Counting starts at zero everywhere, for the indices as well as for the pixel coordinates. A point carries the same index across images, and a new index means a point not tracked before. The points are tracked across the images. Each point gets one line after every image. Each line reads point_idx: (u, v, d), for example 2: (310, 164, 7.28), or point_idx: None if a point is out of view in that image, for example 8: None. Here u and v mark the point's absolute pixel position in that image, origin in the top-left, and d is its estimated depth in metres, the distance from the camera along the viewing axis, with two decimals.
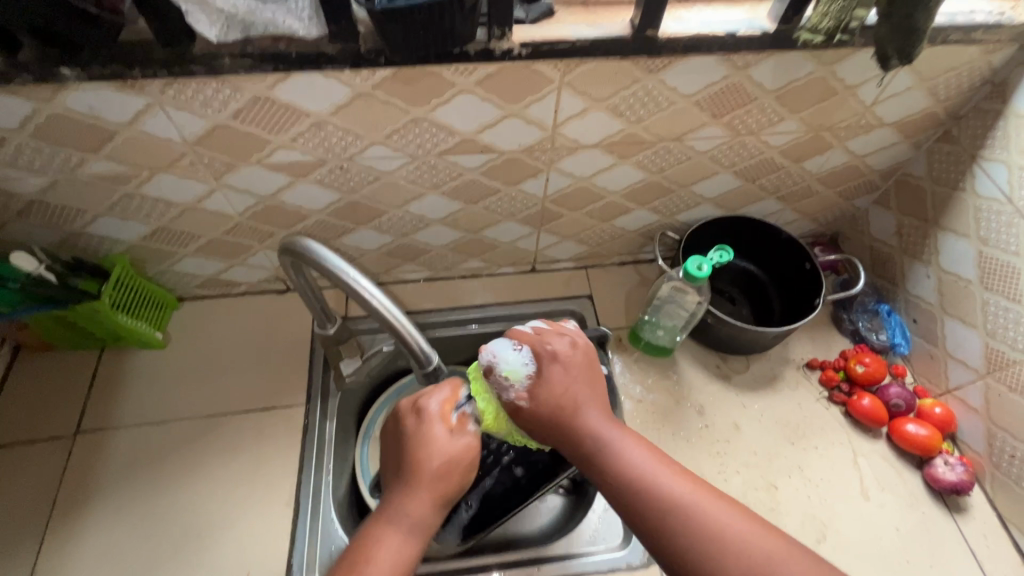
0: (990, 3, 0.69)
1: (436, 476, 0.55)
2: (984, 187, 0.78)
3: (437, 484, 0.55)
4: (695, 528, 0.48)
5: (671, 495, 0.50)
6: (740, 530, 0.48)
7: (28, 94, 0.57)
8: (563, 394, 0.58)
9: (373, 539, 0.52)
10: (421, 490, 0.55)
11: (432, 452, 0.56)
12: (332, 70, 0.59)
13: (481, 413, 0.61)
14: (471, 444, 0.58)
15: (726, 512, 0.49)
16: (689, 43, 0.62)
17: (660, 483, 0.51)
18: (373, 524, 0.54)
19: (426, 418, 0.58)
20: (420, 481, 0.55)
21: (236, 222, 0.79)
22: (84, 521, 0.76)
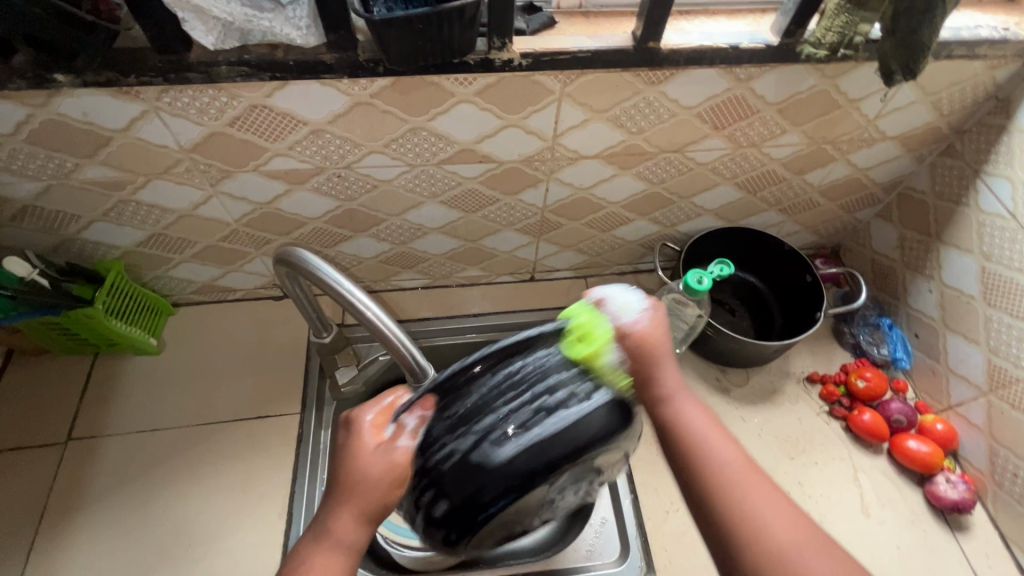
0: (994, 19, 0.68)
1: (361, 494, 0.47)
2: (987, 202, 0.77)
3: (369, 504, 0.47)
4: (743, 500, 0.45)
5: (717, 462, 0.48)
6: (777, 519, 0.45)
7: (23, 99, 0.57)
8: (649, 344, 0.50)
9: (295, 559, 0.47)
10: (347, 511, 0.47)
11: (361, 467, 0.47)
12: (330, 79, 0.58)
13: (585, 337, 0.48)
14: (403, 455, 0.47)
15: (778, 499, 0.46)
16: (690, 56, 0.62)
17: (709, 448, 0.48)
18: (300, 543, 0.48)
19: (359, 425, 0.50)
20: (341, 496, 0.47)
21: (232, 228, 0.78)
22: (72, 531, 0.74)
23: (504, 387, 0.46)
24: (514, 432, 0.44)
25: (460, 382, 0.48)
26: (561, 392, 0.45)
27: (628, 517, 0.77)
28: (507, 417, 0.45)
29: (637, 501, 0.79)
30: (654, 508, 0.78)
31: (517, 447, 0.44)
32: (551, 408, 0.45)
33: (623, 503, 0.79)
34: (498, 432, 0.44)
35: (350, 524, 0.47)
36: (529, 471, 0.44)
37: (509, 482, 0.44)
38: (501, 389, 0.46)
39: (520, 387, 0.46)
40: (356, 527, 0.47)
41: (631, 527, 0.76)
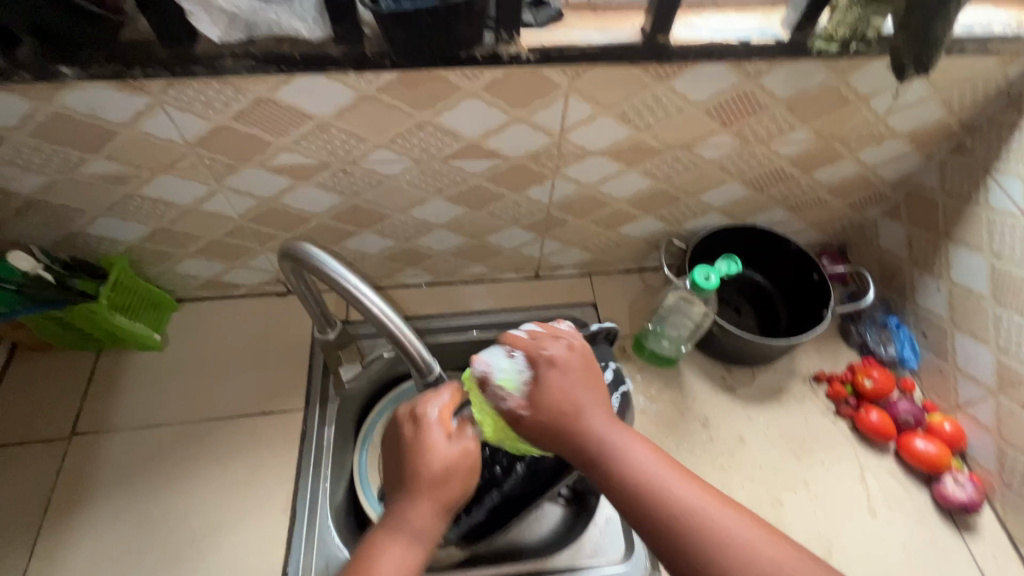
0: (1007, 14, 0.68)
1: (442, 481, 0.53)
2: (998, 200, 0.76)
3: (449, 493, 0.53)
4: (708, 532, 0.46)
5: (673, 498, 0.48)
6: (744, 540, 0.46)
7: (27, 92, 0.56)
8: (558, 402, 0.55)
9: (375, 548, 0.50)
10: (429, 501, 0.52)
11: (438, 457, 0.54)
12: (336, 73, 0.58)
13: (484, 424, 0.60)
14: (477, 448, 0.56)
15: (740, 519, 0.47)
16: (699, 51, 0.61)
17: (664, 486, 0.49)
18: (376, 533, 0.52)
19: (426, 422, 0.56)
20: (422, 487, 0.53)
21: (237, 224, 0.78)
22: (76, 526, 0.74)
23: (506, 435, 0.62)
24: None
25: None
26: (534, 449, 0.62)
27: None
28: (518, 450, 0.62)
29: None
30: None
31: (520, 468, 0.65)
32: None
33: None
34: None
35: (431, 512, 0.52)
36: None
37: None
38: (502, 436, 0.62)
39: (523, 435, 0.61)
40: (433, 515, 0.52)
41: None
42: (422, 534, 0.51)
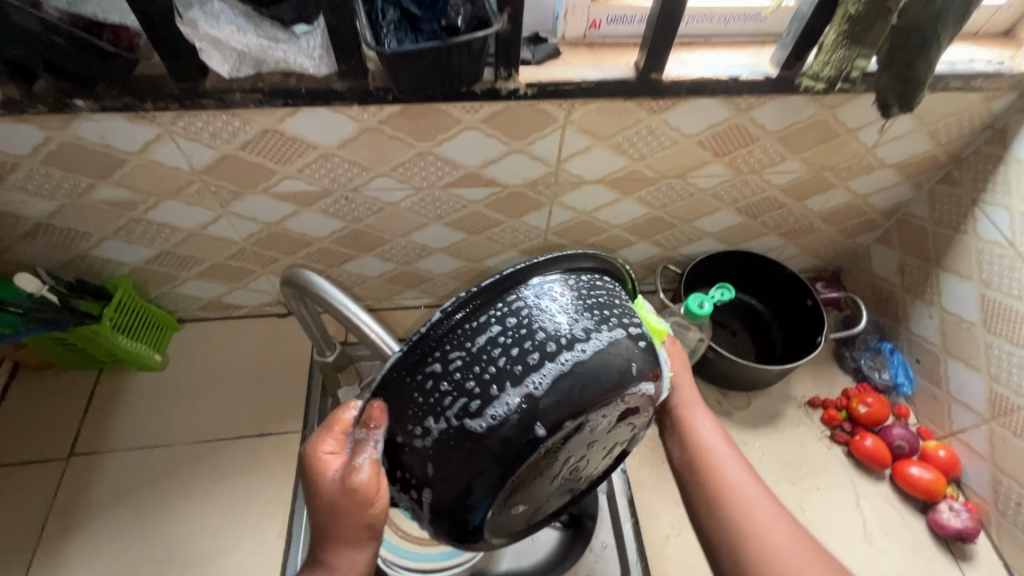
0: (989, 52, 0.70)
1: (346, 523, 0.43)
2: (986, 230, 0.78)
3: (362, 530, 0.43)
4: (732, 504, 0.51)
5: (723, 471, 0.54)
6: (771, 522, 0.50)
7: (42, 123, 0.58)
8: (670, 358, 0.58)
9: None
10: (345, 545, 0.43)
11: (333, 500, 0.42)
12: (340, 106, 0.60)
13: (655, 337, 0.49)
14: (376, 476, 0.41)
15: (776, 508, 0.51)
16: (691, 86, 0.63)
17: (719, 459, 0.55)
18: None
19: (320, 460, 0.44)
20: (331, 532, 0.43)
21: (240, 247, 0.80)
22: (71, 548, 0.74)
23: (503, 331, 0.39)
24: (519, 383, 0.37)
25: (433, 340, 0.39)
26: (554, 342, 0.38)
27: (629, 542, 0.77)
28: (512, 363, 0.38)
29: (638, 525, 0.79)
30: (656, 533, 0.78)
31: (531, 393, 0.37)
32: (549, 351, 0.38)
33: (623, 528, 0.78)
34: (501, 386, 0.37)
35: (353, 556, 0.44)
36: (547, 414, 0.37)
37: (519, 446, 0.37)
38: (501, 334, 0.39)
39: (523, 328, 0.39)
40: (355, 555, 0.44)
41: (631, 551, 0.76)
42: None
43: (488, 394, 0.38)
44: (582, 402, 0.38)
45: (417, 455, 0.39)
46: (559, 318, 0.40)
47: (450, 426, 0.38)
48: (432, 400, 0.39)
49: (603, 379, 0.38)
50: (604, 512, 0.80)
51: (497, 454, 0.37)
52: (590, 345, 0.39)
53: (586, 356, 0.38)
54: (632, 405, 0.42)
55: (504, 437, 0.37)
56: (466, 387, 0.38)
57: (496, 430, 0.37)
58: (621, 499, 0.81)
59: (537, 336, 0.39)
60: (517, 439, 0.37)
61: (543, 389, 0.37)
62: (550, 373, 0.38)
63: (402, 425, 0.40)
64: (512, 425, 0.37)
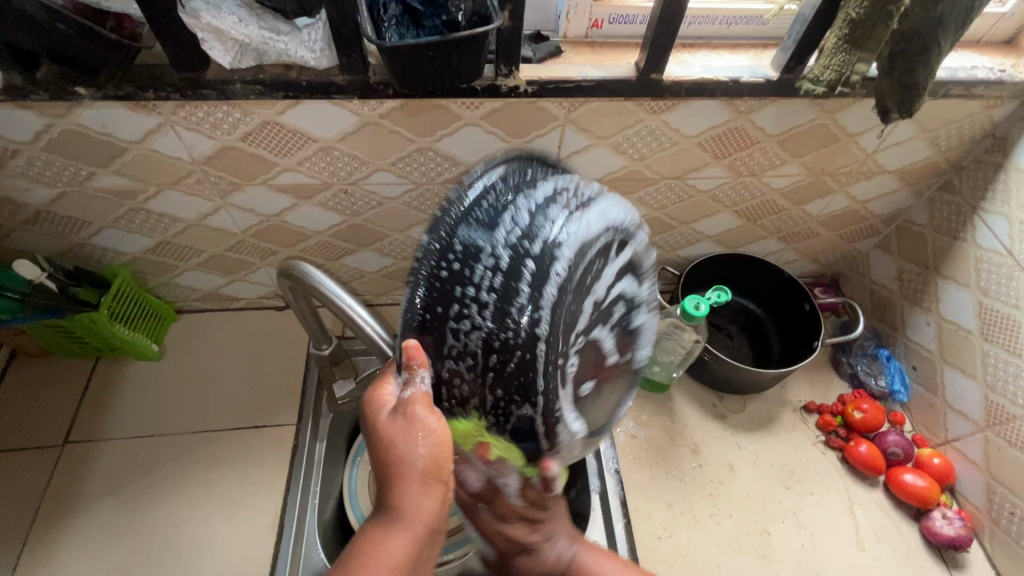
0: (991, 60, 0.70)
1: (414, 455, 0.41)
2: (986, 239, 0.77)
3: (430, 468, 0.42)
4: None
5: None
6: None
7: (43, 109, 0.59)
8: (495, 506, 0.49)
9: (368, 551, 0.40)
10: (417, 481, 0.42)
11: (395, 435, 0.42)
12: (341, 99, 0.60)
13: None
14: (428, 411, 0.41)
15: None
16: (692, 87, 0.63)
17: None
18: (370, 534, 0.42)
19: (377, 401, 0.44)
20: (402, 473, 0.42)
21: (239, 239, 0.80)
22: (63, 534, 0.75)
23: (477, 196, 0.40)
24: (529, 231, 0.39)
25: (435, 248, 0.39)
26: (525, 186, 0.41)
27: (621, 543, 0.77)
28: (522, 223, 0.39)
29: (630, 525, 0.78)
30: (648, 533, 0.78)
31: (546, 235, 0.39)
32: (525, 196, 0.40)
33: (616, 529, 0.78)
34: (517, 239, 0.39)
35: (425, 500, 0.42)
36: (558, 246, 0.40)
37: (562, 285, 0.39)
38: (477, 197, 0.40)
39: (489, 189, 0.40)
40: (430, 495, 0.43)
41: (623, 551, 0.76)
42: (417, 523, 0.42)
43: (506, 271, 0.38)
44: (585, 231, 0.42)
45: (471, 359, 0.39)
46: (531, 188, 0.41)
47: (477, 300, 0.38)
48: (446, 283, 0.39)
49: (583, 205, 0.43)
50: (597, 512, 0.79)
51: (531, 323, 0.38)
52: (551, 184, 0.42)
53: (570, 230, 0.40)
54: (621, 271, 0.49)
55: (532, 300, 0.38)
56: (471, 266, 0.38)
57: (520, 298, 0.38)
58: (614, 499, 0.81)
59: (517, 203, 0.40)
60: (558, 277, 0.39)
61: (548, 254, 0.39)
62: (550, 233, 0.39)
63: (445, 345, 0.39)
64: (534, 288, 0.38)
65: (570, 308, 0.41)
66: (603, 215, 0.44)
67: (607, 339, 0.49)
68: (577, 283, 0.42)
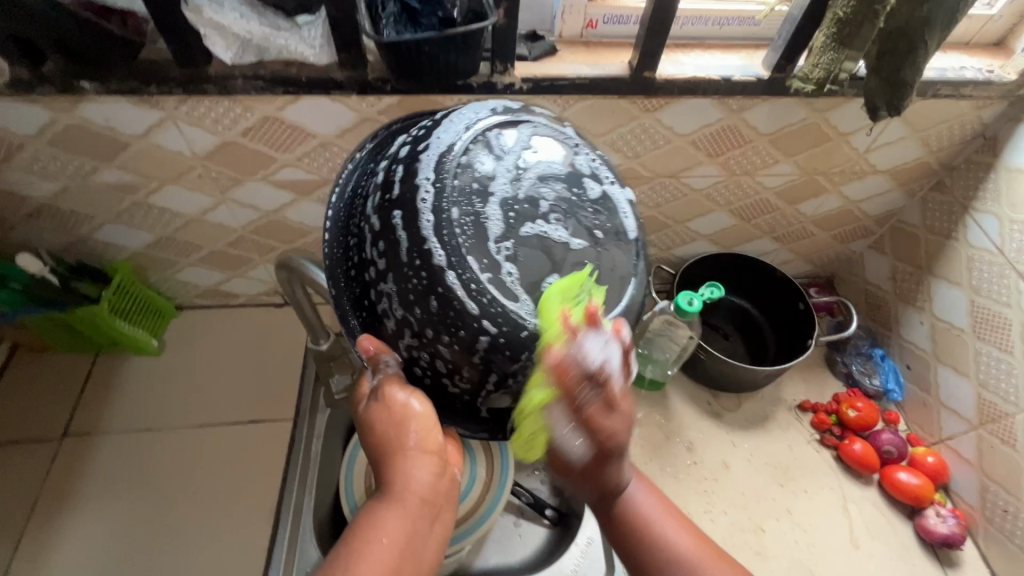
0: (979, 61, 0.71)
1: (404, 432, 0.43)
2: (977, 238, 0.78)
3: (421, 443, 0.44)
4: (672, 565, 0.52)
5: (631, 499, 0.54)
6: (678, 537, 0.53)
7: (49, 104, 0.60)
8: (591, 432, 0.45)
9: (370, 525, 0.43)
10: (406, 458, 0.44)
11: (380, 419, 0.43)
12: (340, 96, 0.61)
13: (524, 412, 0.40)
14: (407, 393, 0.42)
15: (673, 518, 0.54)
16: (684, 86, 0.65)
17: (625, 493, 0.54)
18: (372, 510, 0.44)
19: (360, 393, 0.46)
20: (397, 450, 0.44)
21: (239, 234, 0.81)
22: (61, 526, 0.75)
23: (344, 215, 0.41)
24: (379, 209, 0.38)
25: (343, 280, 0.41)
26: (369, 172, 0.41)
27: None
28: (374, 206, 0.38)
29: None
30: None
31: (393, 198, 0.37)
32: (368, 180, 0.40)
33: None
34: (373, 220, 0.38)
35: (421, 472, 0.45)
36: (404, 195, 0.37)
37: (420, 221, 0.36)
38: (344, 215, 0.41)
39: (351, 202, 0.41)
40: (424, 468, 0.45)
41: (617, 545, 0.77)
42: (411, 496, 0.44)
43: (384, 233, 0.37)
44: (419, 156, 0.38)
45: (405, 327, 0.38)
46: (387, 151, 0.41)
47: (376, 273, 0.37)
48: (355, 277, 0.40)
49: (410, 144, 0.39)
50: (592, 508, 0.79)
51: (425, 263, 0.35)
52: (387, 154, 0.41)
53: (424, 157, 0.37)
54: (518, 146, 0.39)
55: (413, 239, 0.35)
56: (362, 249, 0.39)
57: (405, 246, 0.36)
58: None
59: (374, 177, 0.40)
60: (412, 219, 0.36)
61: (409, 193, 0.36)
62: (404, 172, 0.38)
63: (391, 332, 0.39)
64: (410, 228, 0.36)
65: (462, 214, 0.35)
66: (463, 121, 0.39)
67: (549, 227, 0.36)
68: (457, 189, 0.36)
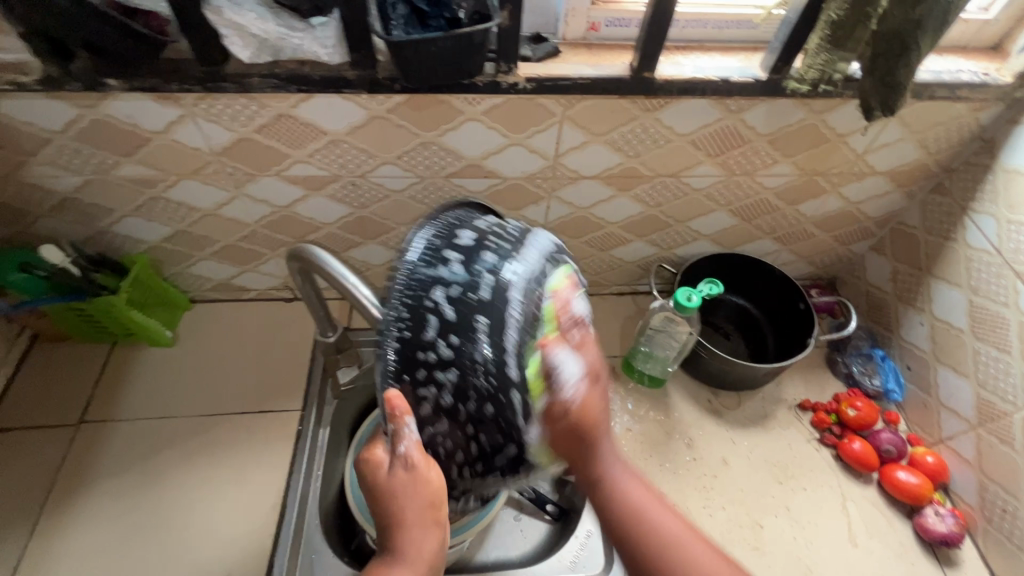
0: (976, 64, 0.72)
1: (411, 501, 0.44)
2: (975, 238, 0.79)
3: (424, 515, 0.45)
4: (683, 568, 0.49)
5: (623, 492, 0.49)
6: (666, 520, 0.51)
7: (76, 100, 0.63)
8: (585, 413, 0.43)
9: None
10: (414, 530, 0.45)
11: (390, 486, 0.45)
12: (351, 94, 0.64)
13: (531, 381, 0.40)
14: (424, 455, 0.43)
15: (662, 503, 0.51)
16: (683, 87, 0.67)
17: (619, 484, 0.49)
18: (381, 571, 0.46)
19: (372, 460, 0.48)
20: (402, 519, 0.45)
21: (252, 229, 0.84)
22: (75, 509, 0.78)
23: (411, 281, 0.42)
24: (459, 302, 0.40)
25: (391, 343, 0.41)
26: (451, 253, 0.42)
27: None
28: (454, 295, 0.40)
29: None
30: None
31: (477, 297, 0.40)
32: (450, 265, 0.42)
33: None
34: (452, 312, 0.40)
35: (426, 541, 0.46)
36: (489, 302, 0.40)
37: (501, 335, 0.39)
38: (411, 282, 0.42)
39: (425, 271, 0.42)
40: (430, 536, 0.46)
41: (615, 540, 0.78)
42: (420, 562, 0.46)
43: (458, 328, 0.40)
44: (506, 268, 0.41)
45: (442, 415, 0.41)
46: (461, 241, 0.43)
47: (437, 360, 0.40)
48: (406, 350, 0.41)
49: (496, 249, 0.42)
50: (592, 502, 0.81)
51: (494, 370, 0.39)
52: (467, 242, 0.43)
53: (510, 272, 0.41)
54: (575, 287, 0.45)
55: (496, 352, 0.39)
56: (422, 329, 0.41)
57: (479, 353, 0.39)
58: None
59: (453, 266, 0.41)
60: (494, 330, 0.39)
61: (497, 305, 0.40)
62: (492, 282, 0.40)
63: (424, 409, 0.41)
64: (493, 340, 0.39)
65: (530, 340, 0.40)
66: (542, 247, 0.44)
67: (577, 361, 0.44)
68: (534, 320, 0.41)
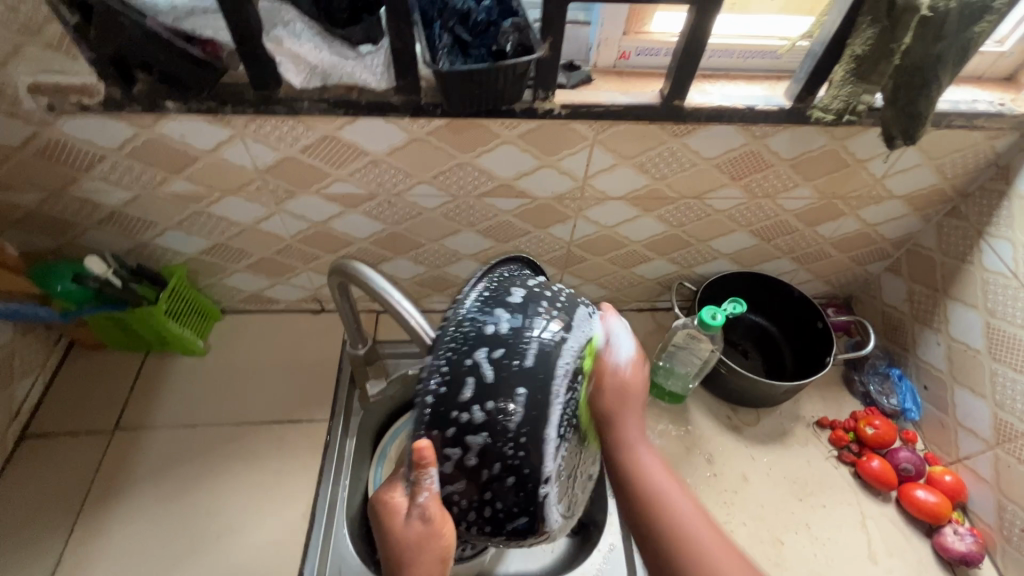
0: (991, 95, 0.75)
1: (423, 552, 0.45)
2: (991, 261, 0.81)
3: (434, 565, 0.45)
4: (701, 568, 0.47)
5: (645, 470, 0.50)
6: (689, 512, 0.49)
7: (134, 121, 0.67)
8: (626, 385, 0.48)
9: None
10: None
11: (405, 535, 0.45)
12: (394, 118, 0.67)
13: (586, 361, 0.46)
14: (442, 510, 0.44)
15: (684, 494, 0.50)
16: (711, 113, 0.70)
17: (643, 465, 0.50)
18: None
19: (385, 504, 0.47)
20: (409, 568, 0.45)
21: (287, 243, 0.87)
22: (110, 515, 0.79)
23: (460, 333, 0.42)
24: (503, 367, 0.41)
25: (429, 393, 0.41)
26: (500, 313, 0.43)
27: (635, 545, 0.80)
28: (499, 359, 0.42)
29: None
30: None
31: (520, 364, 0.41)
32: (500, 325, 0.42)
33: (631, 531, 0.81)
34: (495, 375, 0.41)
35: None
36: (531, 372, 0.41)
37: (535, 408, 0.41)
38: (460, 334, 0.42)
39: (475, 324, 0.42)
40: None
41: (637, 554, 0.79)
42: None
43: (496, 392, 0.41)
44: (552, 339, 0.43)
45: (464, 476, 0.42)
46: (511, 300, 0.44)
47: (470, 424, 0.41)
48: (441, 406, 0.41)
49: (544, 316, 0.44)
50: (613, 516, 0.82)
51: (525, 441, 0.41)
52: (517, 303, 0.44)
53: (555, 345, 0.42)
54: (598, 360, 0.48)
55: (529, 424, 0.41)
56: (459, 391, 0.41)
57: (513, 420, 0.41)
58: None
59: (502, 329, 0.42)
60: (531, 402, 0.41)
61: (539, 377, 0.41)
62: (538, 355, 0.42)
63: (447, 466, 0.42)
64: (528, 412, 0.41)
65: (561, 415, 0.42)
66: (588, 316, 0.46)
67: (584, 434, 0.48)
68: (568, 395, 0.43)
